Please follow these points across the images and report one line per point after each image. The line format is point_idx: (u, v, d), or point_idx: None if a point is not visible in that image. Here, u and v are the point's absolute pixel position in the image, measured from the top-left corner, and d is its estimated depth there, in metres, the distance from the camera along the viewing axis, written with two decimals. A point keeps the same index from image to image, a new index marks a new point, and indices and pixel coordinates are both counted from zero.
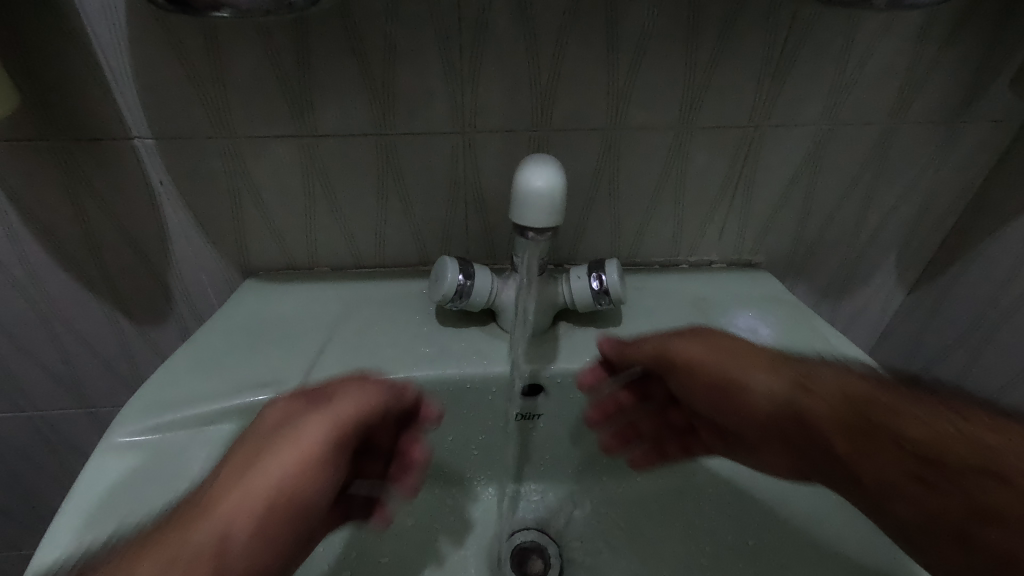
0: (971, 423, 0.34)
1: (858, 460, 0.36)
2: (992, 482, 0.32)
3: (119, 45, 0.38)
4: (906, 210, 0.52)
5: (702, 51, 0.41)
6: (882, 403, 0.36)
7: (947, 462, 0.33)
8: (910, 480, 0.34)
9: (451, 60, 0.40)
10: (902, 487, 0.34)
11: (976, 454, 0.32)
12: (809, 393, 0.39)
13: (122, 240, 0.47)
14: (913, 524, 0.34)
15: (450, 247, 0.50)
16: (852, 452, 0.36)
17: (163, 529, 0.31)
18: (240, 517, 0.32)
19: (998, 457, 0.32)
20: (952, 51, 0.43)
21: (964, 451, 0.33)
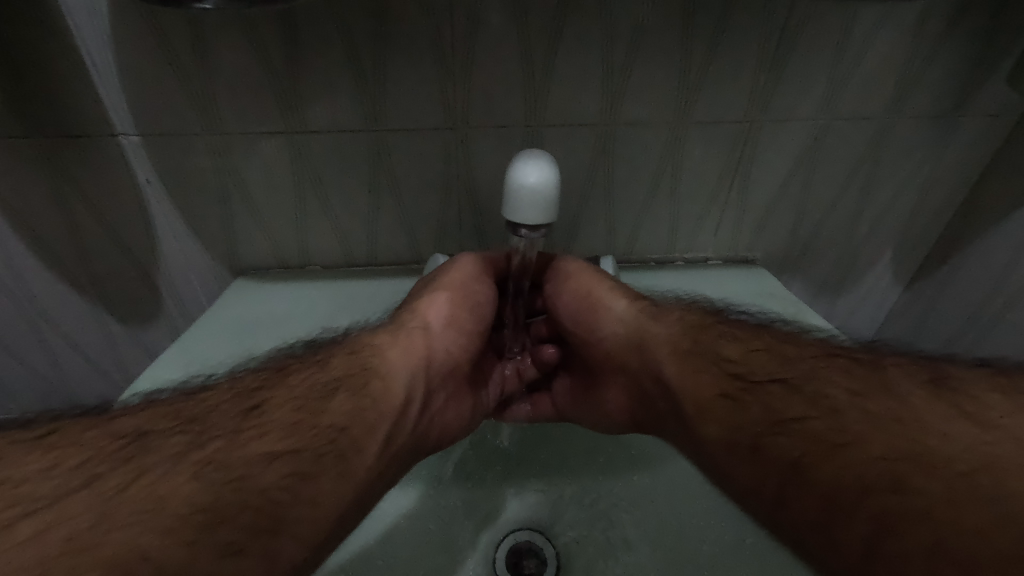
0: (813, 362, 0.33)
1: (689, 391, 0.36)
2: (815, 421, 0.30)
3: (102, 40, 0.37)
4: (902, 205, 0.52)
5: (697, 45, 0.40)
6: (733, 350, 0.36)
7: (790, 413, 0.31)
8: (738, 416, 0.33)
9: (442, 55, 0.39)
10: (735, 425, 0.33)
11: (806, 396, 0.32)
12: (665, 329, 0.40)
13: (109, 238, 0.46)
14: (732, 465, 0.32)
15: (443, 245, 0.49)
16: (682, 385, 0.36)
17: (357, 340, 0.38)
18: (413, 340, 0.40)
19: (831, 401, 0.31)
20: (949, 44, 0.43)
21: (809, 406, 0.31)
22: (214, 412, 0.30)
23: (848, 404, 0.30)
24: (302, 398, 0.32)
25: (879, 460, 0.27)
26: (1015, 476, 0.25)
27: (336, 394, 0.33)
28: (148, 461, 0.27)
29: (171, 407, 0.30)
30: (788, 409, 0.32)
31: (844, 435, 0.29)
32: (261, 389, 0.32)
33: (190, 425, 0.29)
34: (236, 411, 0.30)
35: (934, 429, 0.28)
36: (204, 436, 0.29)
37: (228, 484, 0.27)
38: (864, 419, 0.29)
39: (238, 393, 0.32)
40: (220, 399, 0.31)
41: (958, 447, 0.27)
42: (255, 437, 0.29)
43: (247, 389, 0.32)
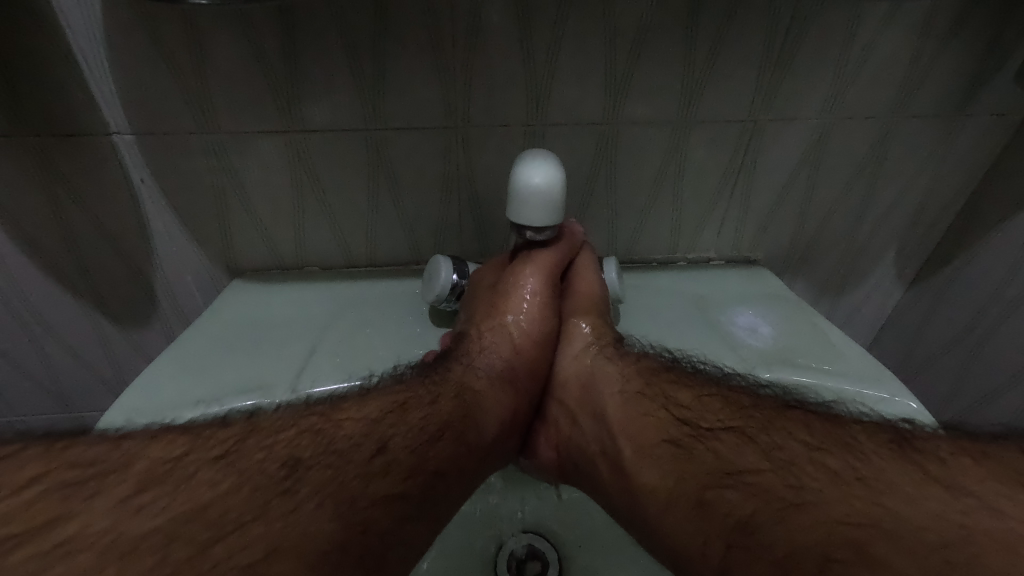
0: (765, 414, 0.35)
1: (638, 438, 0.38)
2: (763, 475, 0.31)
3: (94, 36, 0.36)
4: (907, 205, 0.51)
5: (702, 43, 0.40)
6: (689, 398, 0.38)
7: (740, 465, 0.32)
8: (691, 464, 0.34)
9: (442, 52, 0.38)
10: (684, 475, 0.34)
11: (759, 448, 0.32)
12: (615, 367, 0.42)
13: (102, 239, 0.45)
14: (675, 516, 0.33)
15: (443, 245, 0.49)
16: (627, 429, 0.38)
17: (455, 376, 0.41)
18: (495, 389, 0.42)
19: (785, 456, 0.31)
20: (957, 42, 0.42)
21: (757, 459, 0.32)
22: (356, 447, 0.32)
23: (804, 460, 0.31)
24: (415, 437, 0.35)
25: (828, 521, 0.28)
26: (991, 555, 0.24)
27: (443, 438, 0.36)
28: (297, 494, 0.29)
29: (307, 432, 0.32)
30: (735, 465, 0.32)
31: (796, 496, 0.29)
32: (389, 421, 0.34)
33: (329, 456, 0.31)
34: (367, 450, 0.32)
35: (890, 493, 0.28)
36: (341, 472, 0.30)
37: (359, 532, 0.29)
38: (812, 477, 0.30)
39: (366, 424, 0.33)
40: (347, 427, 0.33)
41: (912, 511, 0.27)
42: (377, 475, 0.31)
43: (377, 411, 0.35)
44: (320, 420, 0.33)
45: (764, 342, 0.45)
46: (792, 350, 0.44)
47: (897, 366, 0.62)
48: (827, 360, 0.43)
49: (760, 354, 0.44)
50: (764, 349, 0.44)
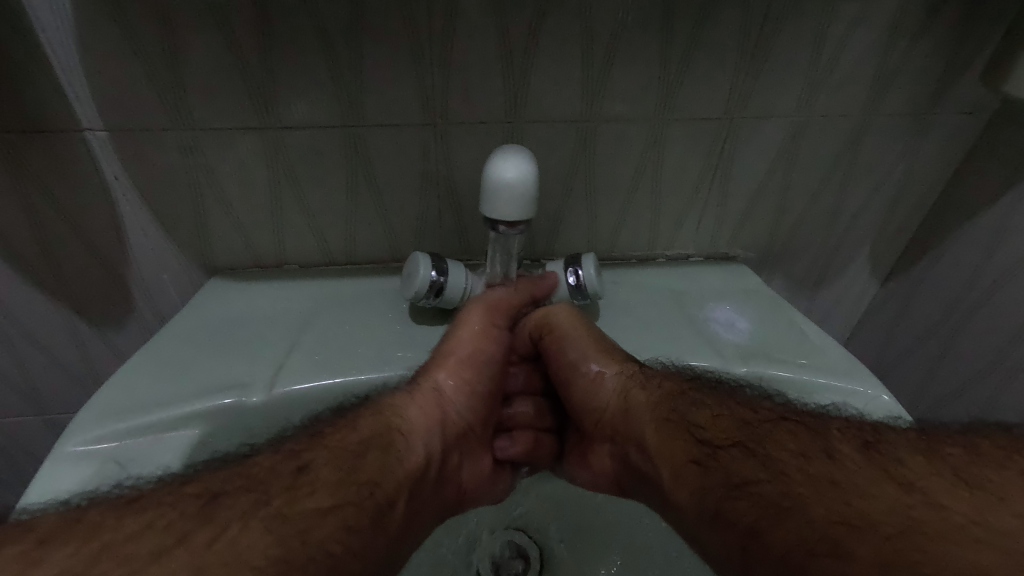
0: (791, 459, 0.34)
1: (665, 460, 0.39)
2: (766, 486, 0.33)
3: (64, 32, 0.36)
4: (879, 203, 0.52)
5: (677, 42, 0.40)
6: (666, 409, 0.41)
7: (699, 454, 0.37)
8: (663, 462, 0.39)
9: (420, 51, 0.38)
10: (663, 443, 0.40)
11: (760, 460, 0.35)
12: (608, 395, 0.45)
13: (77, 239, 0.45)
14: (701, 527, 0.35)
15: (424, 243, 0.49)
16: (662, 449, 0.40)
17: (377, 400, 0.40)
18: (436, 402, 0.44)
19: (781, 465, 0.34)
20: (922, 43, 0.43)
21: (700, 449, 0.37)
22: (272, 476, 0.32)
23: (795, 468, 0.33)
24: (337, 459, 0.34)
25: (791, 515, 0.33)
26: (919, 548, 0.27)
27: (366, 453, 0.36)
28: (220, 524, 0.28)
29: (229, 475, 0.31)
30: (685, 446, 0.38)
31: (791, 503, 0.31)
32: (304, 449, 0.34)
33: (250, 493, 0.30)
34: (291, 464, 0.33)
35: (805, 480, 0.32)
36: (262, 504, 0.30)
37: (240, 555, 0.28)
38: (771, 467, 0.34)
39: (282, 457, 0.33)
40: (271, 467, 0.33)
41: (839, 503, 0.30)
42: (304, 493, 0.32)
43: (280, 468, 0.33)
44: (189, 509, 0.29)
45: (741, 338, 0.45)
46: (768, 345, 0.45)
47: (873, 360, 0.63)
48: (801, 355, 0.44)
49: (735, 348, 0.44)
50: (740, 344, 0.45)
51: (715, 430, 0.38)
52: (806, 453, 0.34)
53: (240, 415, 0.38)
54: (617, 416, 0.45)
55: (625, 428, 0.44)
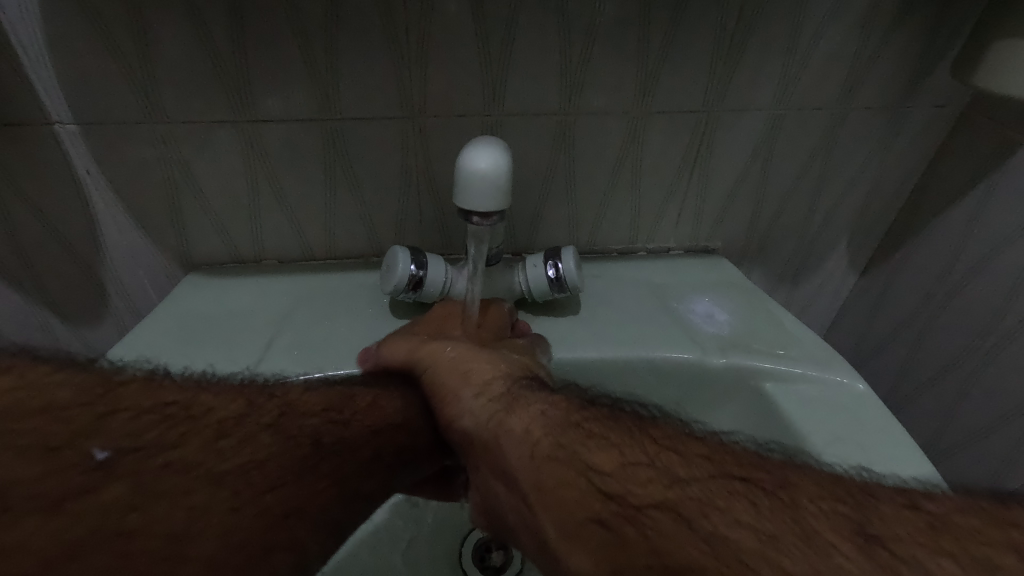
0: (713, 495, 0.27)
1: (553, 511, 0.29)
2: (678, 533, 0.26)
3: (30, 23, 0.35)
4: (856, 195, 0.53)
5: (654, 35, 0.40)
6: (546, 447, 0.32)
7: (601, 510, 0.28)
8: (545, 509, 0.30)
9: (397, 43, 0.38)
10: (552, 490, 0.30)
11: (695, 527, 0.26)
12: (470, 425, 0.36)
13: (48, 234, 0.44)
14: None
15: (405, 238, 0.48)
16: (544, 497, 0.30)
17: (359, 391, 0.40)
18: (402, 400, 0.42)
19: (718, 531, 0.26)
20: (894, 36, 0.43)
21: (604, 504, 0.28)
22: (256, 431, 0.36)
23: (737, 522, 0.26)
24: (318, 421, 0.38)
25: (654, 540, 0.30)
26: None
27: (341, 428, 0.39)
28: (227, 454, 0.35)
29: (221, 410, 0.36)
30: (585, 500, 0.29)
31: None
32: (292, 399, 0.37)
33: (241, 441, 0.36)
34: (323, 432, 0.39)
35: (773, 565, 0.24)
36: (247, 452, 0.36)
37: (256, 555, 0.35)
38: (717, 548, 0.25)
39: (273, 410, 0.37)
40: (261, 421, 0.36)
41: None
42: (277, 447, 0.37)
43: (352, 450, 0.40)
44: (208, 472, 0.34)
45: (721, 329, 0.46)
46: (747, 336, 0.45)
47: (851, 353, 0.64)
48: (780, 346, 0.44)
49: (715, 340, 0.45)
50: (720, 335, 0.45)
51: (624, 479, 0.29)
52: (772, 534, 0.25)
53: None
54: (473, 440, 0.36)
55: (489, 463, 0.34)
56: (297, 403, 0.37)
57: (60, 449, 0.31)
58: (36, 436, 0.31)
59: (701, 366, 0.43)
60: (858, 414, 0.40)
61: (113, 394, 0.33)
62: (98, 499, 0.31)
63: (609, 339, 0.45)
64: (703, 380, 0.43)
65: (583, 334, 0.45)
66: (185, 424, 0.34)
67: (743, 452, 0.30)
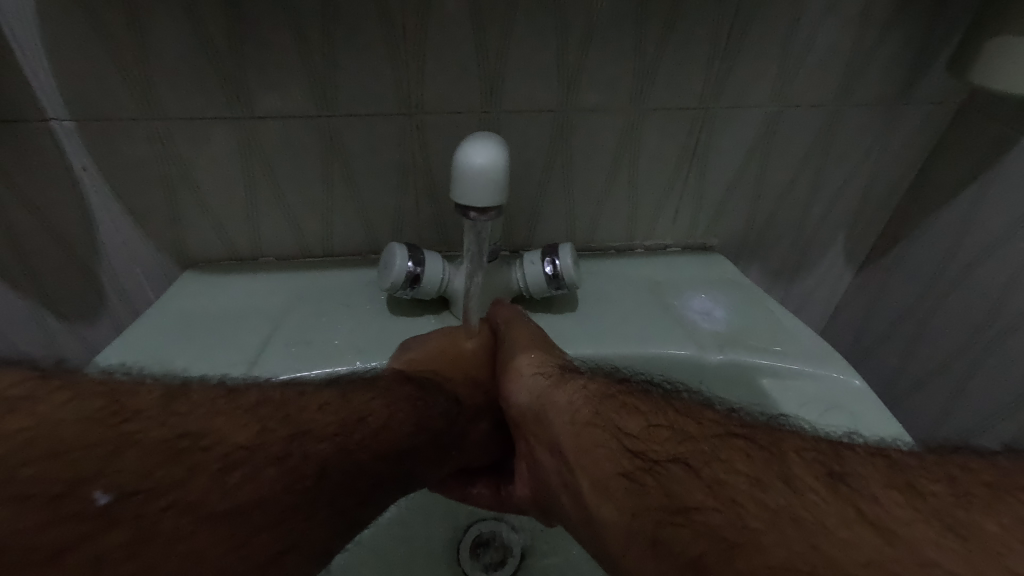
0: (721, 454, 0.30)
1: (587, 469, 0.33)
2: (694, 494, 0.28)
3: (25, 18, 0.35)
4: (853, 192, 0.53)
5: (652, 32, 0.40)
6: (585, 412, 0.35)
7: (629, 466, 0.31)
8: (580, 470, 0.33)
9: (394, 40, 0.38)
10: (589, 452, 0.33)
11: (707, 483, 0.28)
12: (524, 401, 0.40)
13: (45, 232, 0.44)
14: (632, 556, 0.29)
15: (402, 235, 0.48)
16: (581, 460, 0.33)
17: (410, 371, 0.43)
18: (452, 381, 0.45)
19: (731, 493, 0.28)
20: (891, 34, 0.43)
21: (631, 460, 0.31)
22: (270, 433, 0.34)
23: (747, 495, 0.27)
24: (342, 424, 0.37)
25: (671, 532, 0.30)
26: None
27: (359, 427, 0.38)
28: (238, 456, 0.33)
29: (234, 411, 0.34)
30: (615, 458, 0.32)
31: (746, 537, 0.26)
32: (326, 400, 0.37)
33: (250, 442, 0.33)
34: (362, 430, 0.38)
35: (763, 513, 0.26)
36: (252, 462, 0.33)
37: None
38: (717, 491, 0.28)
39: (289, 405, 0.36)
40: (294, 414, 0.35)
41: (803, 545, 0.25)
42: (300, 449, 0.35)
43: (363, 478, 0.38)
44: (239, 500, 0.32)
45: (718, 325, 0.46)
46: (744, 332, 0.45)
47: (848, 349, 0.64)
48: (776, 341, 0.44)
49: (713, 337, 0.45)
50: (717, 332, 0.45)
51: (648, 440, 0.32)
52: (760, 478, 0.28)
53: None
54: (529, 414, 0.40)
55: (542, 435, 0.38)
56: (313, 428, 0.36)
57: (63, 495, 0.28)
58: (34, 483, 0.27)
59: (697, 361, 0.43)
60: (852, 407, 0.40)
61: (122, 425, 0.31)
62: (101, 549, 0.27)
63: (604, 336, 0.45)
64: (700, 375, 0.43)
65: (578, 330, 0.45)
66: (196, 458, 0.31)
67: (751, 418, 0.33)
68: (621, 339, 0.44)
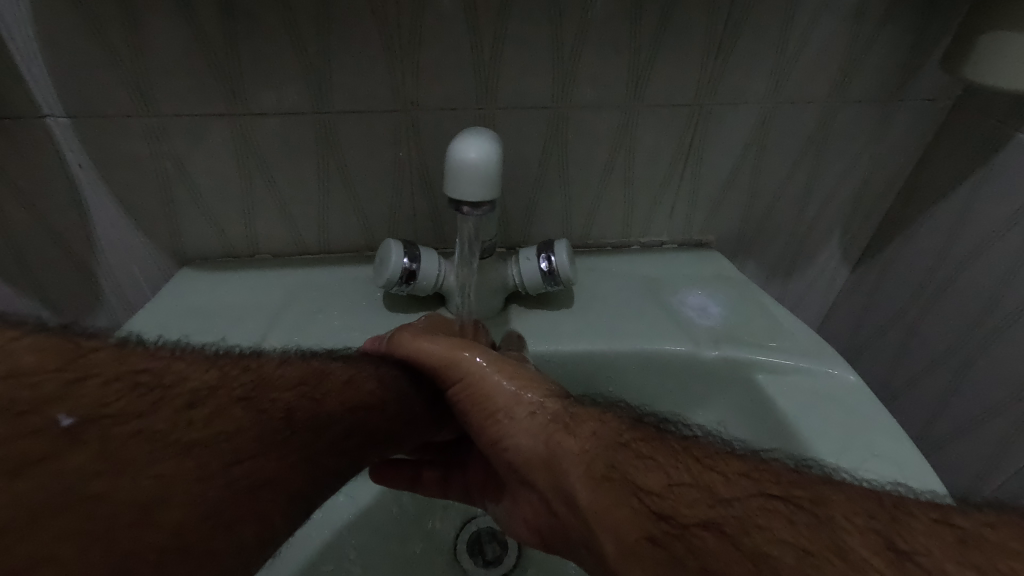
0: (756, 517, 0.29)
1: (608, 529, 0.32)
2: (734, 566, 0.28)
3: (21, 15, 0.35)
4: (847, 188, 0.53)
5: (646, 29, 0.40)
6: (600, 466, 0.33)
7: (657, 530, 0.30)
8: (599, 527, 0.32)
9: (389, 37, 0.38)
10: (609, 511, 0.32)
11: (745, 552, 0.28)
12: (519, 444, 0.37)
13: (41, 229, 0.44)
14: None
15: (398, 231, 0.48)
16: (601, 518, 0.32)
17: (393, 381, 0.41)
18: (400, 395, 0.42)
19: (773, 562, 0.28)
20: (884, 31, 0.44)
21: (659, 525, 0.30)
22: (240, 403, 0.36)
23: (789, 563, 0.28)
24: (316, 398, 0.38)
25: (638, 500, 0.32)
26: None
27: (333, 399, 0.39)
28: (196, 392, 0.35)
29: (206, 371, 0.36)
30: (639, 519, 0.31)
31: None
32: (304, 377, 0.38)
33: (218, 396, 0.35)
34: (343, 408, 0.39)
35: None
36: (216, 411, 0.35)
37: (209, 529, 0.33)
38: (761, 567, 0.28)
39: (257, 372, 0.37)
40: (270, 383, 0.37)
41: None
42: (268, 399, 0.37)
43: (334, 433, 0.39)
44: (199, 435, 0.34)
45: (714, 321, 0.46)
46: (740, 328, 0.45)
47: (843, 346, 0.64)
48: (772, 337, 0.45)
49: (708, 333, 0.45)
50: (714, 328, 0.45)
51: (674, 501, 0.31)
52: (810, 552, 0.28)
53: None
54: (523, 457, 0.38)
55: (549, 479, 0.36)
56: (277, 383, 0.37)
57: (27, 413, 0.30)
58: (0, 404, 0.30)
59: (693, 358, 0.43)
60: (849, 403, 0.40)
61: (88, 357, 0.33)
62: (58, 465, 0.30)
63: (599, 332, 0.45)
64: (695, 371, 0.44)
65: (573, 326, 0.46)
66: (160, 393, 0.34)
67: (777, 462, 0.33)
68: (616, 336, 0.44)
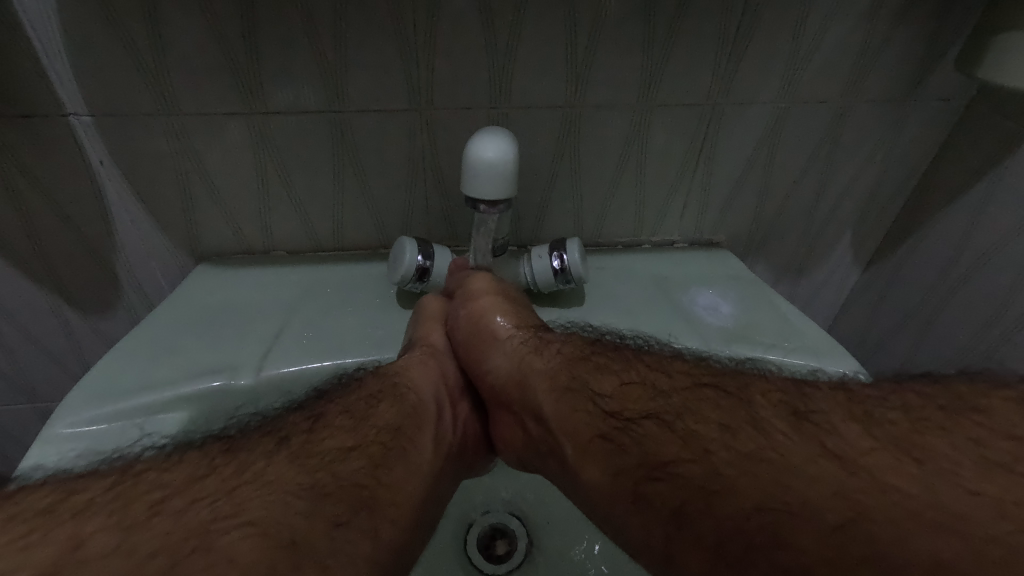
0: (700, 408, 0.33)
1: (567, 434, 0.35)
2: (681, 461, 0.30)
3: (45, 14, 0.36)
4: (860, 188, 0.53)
5: (660, 29, 0.40)
6: (566, 377, 0.38)
7: (605, 427, 0.34)
8: (563, 435, 0.36)
9: (405, 37, 0.39)
10: (569, 419, 0.36)
11: (680, 438, 0.31)
12: (502, 364, 0.43)
13: (62, 224, 0.45)
14: (619, 514, 0.31)
15: (411, 229, 0.49)
16: (562, 427, 0.36)
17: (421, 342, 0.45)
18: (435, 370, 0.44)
19: (703, 442, 0.31)
20: (899, 30, 0.43)
21: (608, 422, 0.34)
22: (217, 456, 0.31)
23: (719, 445, 0.30)
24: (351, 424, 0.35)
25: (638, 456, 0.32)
26: None
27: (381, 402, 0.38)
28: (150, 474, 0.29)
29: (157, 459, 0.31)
30: (592, 422, 0.34)
31: (720, 483, 0.28)
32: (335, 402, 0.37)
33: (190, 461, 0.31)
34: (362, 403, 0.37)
35: (734, 458, 0.30)
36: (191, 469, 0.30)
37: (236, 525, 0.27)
38: (694, 445, 0.31)
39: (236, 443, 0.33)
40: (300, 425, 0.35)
41: (777, 488, 0.27)
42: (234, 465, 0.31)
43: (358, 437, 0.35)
44: (312, 438, 0.33)
45: (725, 320, 0.46)
46: (750, 327, 0.46)
47: (855, 345, 0.64)
48: (784, 337, 0.45)
49: (720, 331, 0.45)
50: (725, 327, 0.46)
51: (624, 400, 0.35)
52: (730, 426, 0.31)
53: (228, 397, 0.38)
54: (504, 379, 0.42)
55: (523, 400, 0.40)
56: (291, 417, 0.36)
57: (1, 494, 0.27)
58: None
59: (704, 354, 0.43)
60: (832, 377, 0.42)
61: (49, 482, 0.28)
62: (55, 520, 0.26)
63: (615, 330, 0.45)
64: None
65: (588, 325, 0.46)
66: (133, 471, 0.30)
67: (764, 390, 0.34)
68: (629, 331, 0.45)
